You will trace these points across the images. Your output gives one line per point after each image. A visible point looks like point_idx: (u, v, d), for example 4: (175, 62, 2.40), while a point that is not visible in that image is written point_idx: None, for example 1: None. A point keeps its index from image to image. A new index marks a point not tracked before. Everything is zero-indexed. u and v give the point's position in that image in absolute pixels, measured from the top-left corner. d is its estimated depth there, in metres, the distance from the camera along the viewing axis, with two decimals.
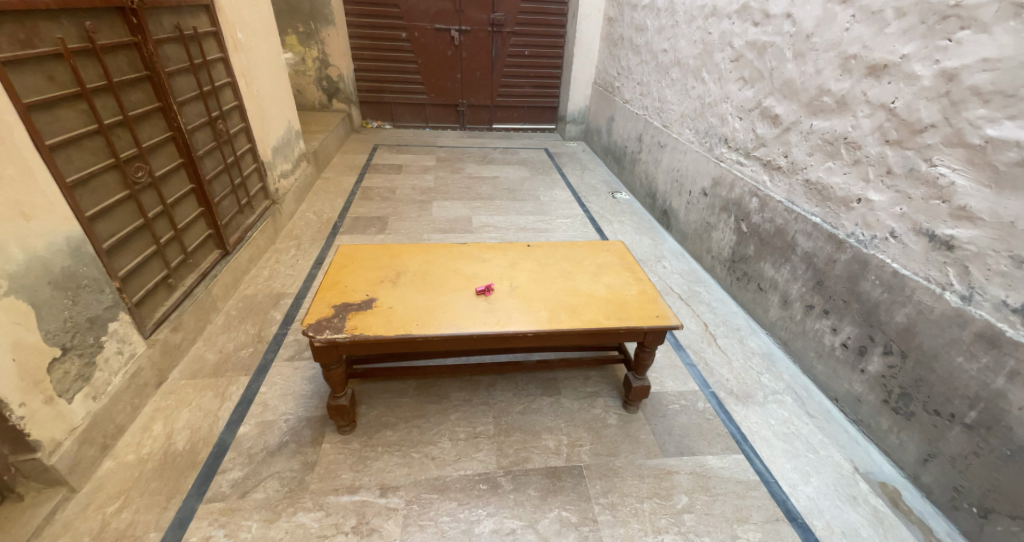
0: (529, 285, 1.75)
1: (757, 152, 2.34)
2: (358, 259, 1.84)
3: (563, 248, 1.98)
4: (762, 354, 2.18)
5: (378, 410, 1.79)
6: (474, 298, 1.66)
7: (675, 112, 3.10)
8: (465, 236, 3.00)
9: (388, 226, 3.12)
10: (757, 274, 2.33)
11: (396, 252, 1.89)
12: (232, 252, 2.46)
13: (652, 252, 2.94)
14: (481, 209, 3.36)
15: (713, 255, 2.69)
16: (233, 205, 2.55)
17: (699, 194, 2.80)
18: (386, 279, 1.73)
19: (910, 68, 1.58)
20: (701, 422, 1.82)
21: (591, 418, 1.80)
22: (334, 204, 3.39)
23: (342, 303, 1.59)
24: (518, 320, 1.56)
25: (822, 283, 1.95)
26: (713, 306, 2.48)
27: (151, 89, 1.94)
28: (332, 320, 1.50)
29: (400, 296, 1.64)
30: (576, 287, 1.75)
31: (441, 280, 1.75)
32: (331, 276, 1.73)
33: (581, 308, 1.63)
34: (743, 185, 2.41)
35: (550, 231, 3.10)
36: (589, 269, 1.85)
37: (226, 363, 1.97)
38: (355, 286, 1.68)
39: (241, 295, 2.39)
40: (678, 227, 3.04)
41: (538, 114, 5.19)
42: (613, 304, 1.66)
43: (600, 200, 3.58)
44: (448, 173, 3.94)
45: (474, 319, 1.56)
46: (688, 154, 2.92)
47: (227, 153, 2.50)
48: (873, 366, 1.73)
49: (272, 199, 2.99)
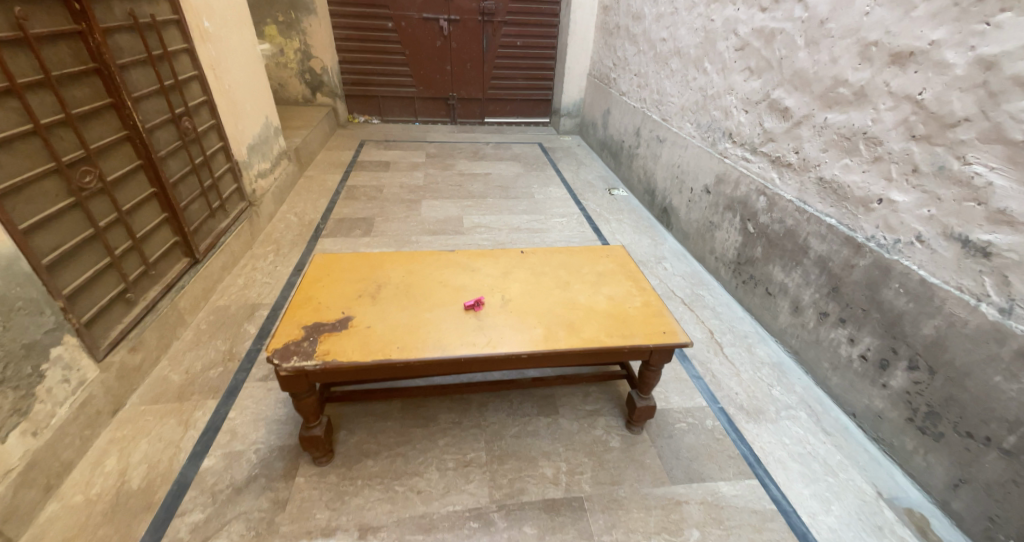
0: (523, 298, 1.59)
1: (764, 147, 2.19)
2: (335, 271, 1.68)
3: (559, 254, 1.83)
4: (772, 364, 2.04)
5: (360, 436, 1.64)
6: (462, 314, 1.50)
7: (675, 105, 2.93)
8: (456, 238, 2.83)
9: (374, 228, 2.94)
10: (765, 278, 2.19)
11: (377, 261, 1.73)
12: (202, 259, 2.28)
13: (652, 253, 2.78)
14: (473, 209, 3.19)
15: (716, 257, 2.55)
16: (203, 208, 2.37)
17: (701, 192, 2.65)
18: (365, 294, 1.57)
19: (940, 56, 1.43)
20: (710, 443, 1.68)
21: (591, 441, 1.66)
22: (317, 204, 3.20)
23: (314, 323, 1.43)
24: (510, 341, 1.41)
25: (838, 290, 1.80)
26: (718, 311, 2.34)
27: (100, 83, 1.75)
28: (302, 345, 1.34)
29: (379, 314, 1.48)
30: (574, 299, 1.60)
31: (425, 293, 1.59)
32: (303, 291, 1.56)
33: (580, 324, 1.48)
34: (750, 183, 2.26)
35: (545, 231, 2.94)
36: (588, 279, 1.70)
37: (192, 385, 1.81)
38: (329, 303, 1.51)
39: (213, 307, 2.22)
40: (679, 226, 2.88)
41: (531, 108, 5.01)
42: (615, 319, 1.51)
43: (597, 197, 3.42)
44: (438, 170, 3.76)
45: (463, 340, 1.40)
46: (689, 150, 2.76)
47: (195, 153, 2.31)
48: (897, 381, 1.59)
49: (247, 200, 2.80)
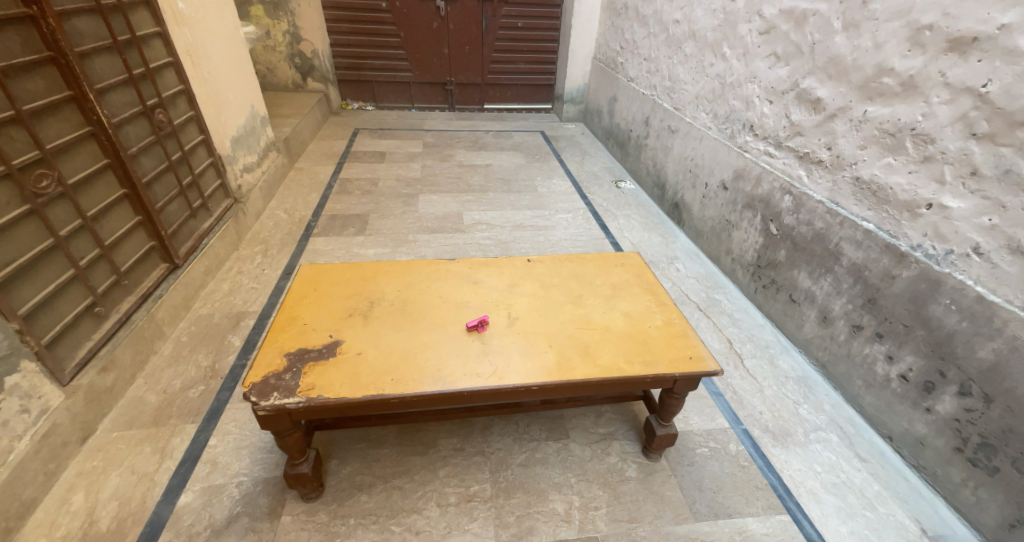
0: (532, 316, 1.43)
1: (791, 142, 1.99)
2: (322, 285, 1.51)
3: (569, 263, 1.66)
4: (797, 378, 1.89)
5: (353, 467, 1.50)
6: (463, 336, 1.34)
7: (688, 93, 2.73)
8: (455, 237, 2.65)
9: (368, 225, 2.76)
10: (789, 284, 2.02)
11: (368, 274, 1.57)
12: (182, 264, 2.11)
13: (664, 252, 2.58)
14: (473, 204, 3.00)
15: (733, 257, 2.36)
16: (183, 208, 2.19)
17: (716, 187, 2.45)
18: (355, 313, 1.41)
19: (1011, 42, 1.26)
20: (735, 472, 1.55)
21: (605, 471, 1.53)
22: (308, 199, 3.01)
23: (299, 349, 1.27)
24: (518, 369, 1.25)
25: (876, 302, 1.64)
26: (736, 318, 2.17)
27: (57, 74, 1.56)
28: (283, 379, 1.17)
29: (372, 338, 1.32)
30: (588, 316, 1.44)
31: (422, 311, 1.43)
32: (286, 311, 1.40)
33: (597, 349, 1.32)
34: (773, 180, 2.07)
35: (551, 228, 2.76)
36: (602, 293, 1.53)
37: (170, 407, 1.66)
38: (316, 325, 1.35)
39: (195, 316, 2.06)
40: (692, 223, 2.67)
41: (532, 93, 4.78)
42: (635, 341, 1.35)
43: (603, 190, 3.21)
44: (436, 161, 3.56)
45: (465, 369, 1.24)
46: (704, 142, 2.56)
47: (172, 148, 2.12)
48: (943, 406, 1.45)
49: (233, 196, 2.61)
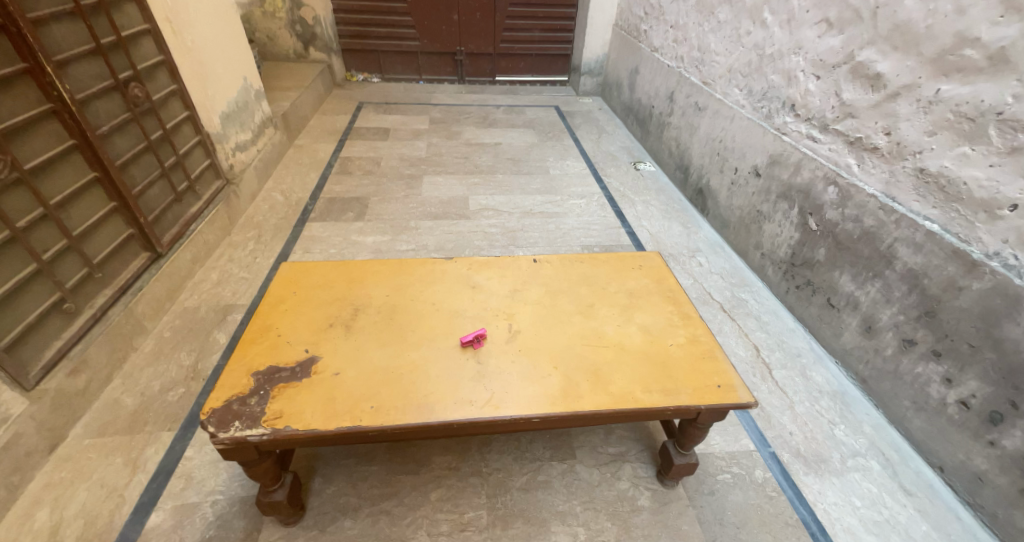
0: (537, 330, 1.25)
1: (839, 124, 1.72)
2: (302, 289, 1.35)
3: (580, 266, 1.46)
4: (833, 394, 1.69)
5: (337, 486, 1.37)
6: (456, 354, 1.17)
7: (720, 65, 2.44)
8: (459, 224, 2.46)
9: (368, 209, 2.58)
10: (828, 286, 1.79)
11: (354, 275, 1.40)
12: (165, 253, 1.97)
13: (685, 244, 2.35)
14: (480, 187, 2.80)
15: (762, 252, 2.12)
16: (167, 192, 2.03)
17: (746, 173, 2.19)
18: (336, 323, 1.24)
19: None
20: (762, 504, 1.38)
21: (614, 499, 1.37)
22: (306, 180, 2.84)
23: (268, 368, 1.11)
24: (517, 397, 1.08)
25: (936, 316, 1.43)
26: (764, 321, 1.95)
27: (7, 44, 1.37)
28: (247, 405, 1.02)
29: (352, 354, 1.16)
30: (600, 331, 1.25)
31: (410, 322, 1.26)
32: (258, 319, 1.24)
33: (610, 373, 1.14)
34: (816, 168, 1.80)
35: (562, 215, 2.54)
36: (617, 302, 1.34)
37: (147, 411, 1.54)
38: (291, 337, 1.19)
39: (180, 309, 1.92)
40: (717, 212, 2.42)
41: (548, 64, 4.48)
42: (654, 364, 1.16)
43: (621, 173, 2.96)
44: (443, 140, 3.34)
45: (455, 396, 1.08)
46: (735, 121, 2.28)
47: (151, 126, 1.94)
48: (1012, 442, 1.26)
49: (225, 177, 2.44)
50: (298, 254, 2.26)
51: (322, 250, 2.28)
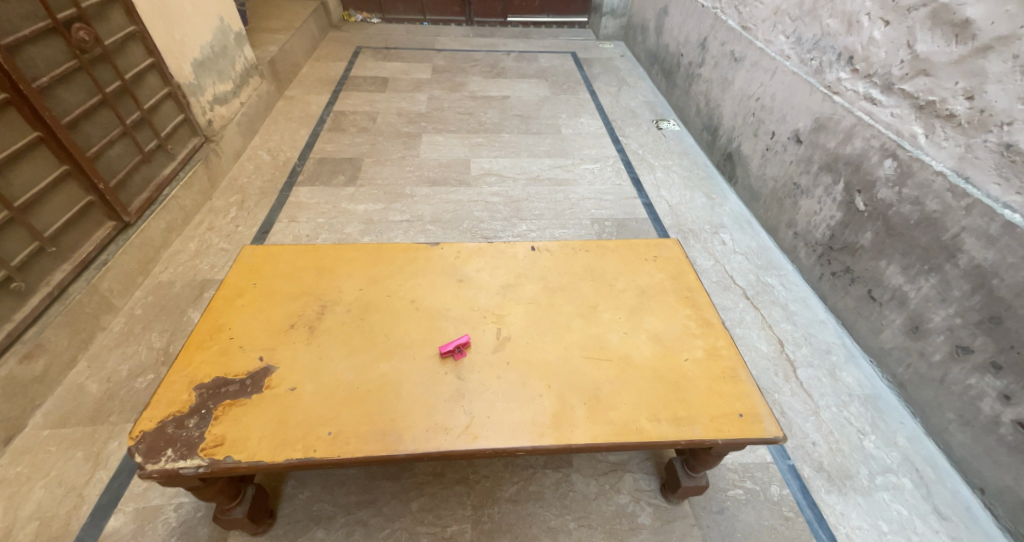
0: (528, 337, 1.07)
1: (908, 83, 1.42)
2: (265, 280, 1.19)
3: (585, 257, 1.26)
4: (865, 398, 1.49)
5: (312, 491, 1.27)
6: (432, 366, 1.01)
7: (765, 6, 2.07)
8: (459, 191, 2.24)
9: (361, 172, 2.36)
10: (869, 277, 1.55)
11: (323, 264, 1.23)
12: (135, 221, 1.82)
13: (706, 218, 2.10)
14: (484, 148, 2.54)
15: (795, 232, 1.86)
16: (132, 152, 1.84)
17: (784, 138, 1.89)
18: (298, 324, 1.09)
19: None
20: (776, 526, 1.24)
21: (612, 515, 1.25)
22: (296, 136, 2.60)
23: (214, 381, 0.97)
24: (498, 424, 0.92)
25: (1002, 323, 1.20)
26: (791, 311, 1.74)
27: None
28: (184, 428, 0.89)
29: (312, 365, 1.01)
30: (603, 340, 1.07)
31: (382, 325, 1.09)
32: (210, 317, 1.09)
33: (610, 397, 0.97)
34: (870, 136, 1.52)
35: (572, 182, 2.30)
36: (625, 304, 1.15)
37: (112, 400, 1.47)
38: (246, 342, 1.05)
39: (153, 284, 1.80)
40: (746, 181, 2.14)
41: (565, 4, 4.03)
42: (663, 386, 0.98)
43: (641, 132, 2.66)
44: (446, 92, 3.05)
45: (426, 422, 0.92)
46: (775, 76, 1.95)
47: (104, 76, 1.72)
48: None
49: (202, 134, 2.23)
50: (283, 222, 2.08)
51: (309, 218, 2.09)
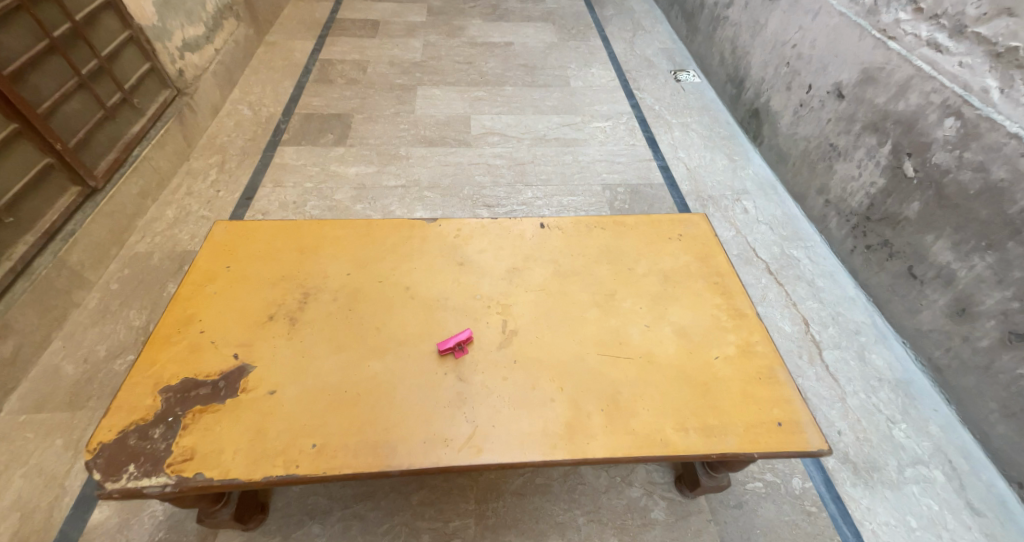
0: (538, 330, 0.95)
1: (984, 26, 1.22)
2: (239, 262, 1.05)
3: (601, 236, 1.12)
4: (895, 382, 1.39)
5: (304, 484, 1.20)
6: (430, 365, 0.90)
7: None
8: (458, 152, 2.06)
9: (351, 130, 2.16)
10: (911, 251, 1.41)
11: (307, 244, 1.09)
12: (103, 186, 1.66)
13: (727, 183, 1.93)
14: (485, 102, 2.33)
15: (826, 199, 1.70)
16: (91, 107, 1.65)
17: (822, 92, 1.69)
18: (278, 315, 0.96)
19: None
20: (798, 522, 1.16)
21: (623, 509, 1.18)
22: (279, 88, 2.38)
23: (182, 384, 0.86)
24: (505, 434, 0.82)
25: None
26: (817, 286, 1.61)
27: None
28: (148, 440, 0.79)
29: (294, 364, 0.89)
30: (622, 335, 0.95)
31: (373, 316, 0.96)
32: (177, 307, 0.97)
33: (631, 401, 0.86)
34: (930, 91, 1.33)
35: (582, 142, 2.11)
36: (646, 291, 1.02)
37: (90, 383, 1.38)
38: (219, 336, 0.93)
39: (129, 256, 1.67)
40: (773, 141, 1.96)
41: None
42: (691, 389, 0.87)
43: (657, 85, 2.43)
44: (443, 38, 2.77)
45: (424, 431, 0.82)
46: (817, 18, 1.72)
47: (51, 16, 1.51)
48: None
49: (173, 85, 2.01)
50: (268, 186, 1.91)
51: (296, 182, 1.92)
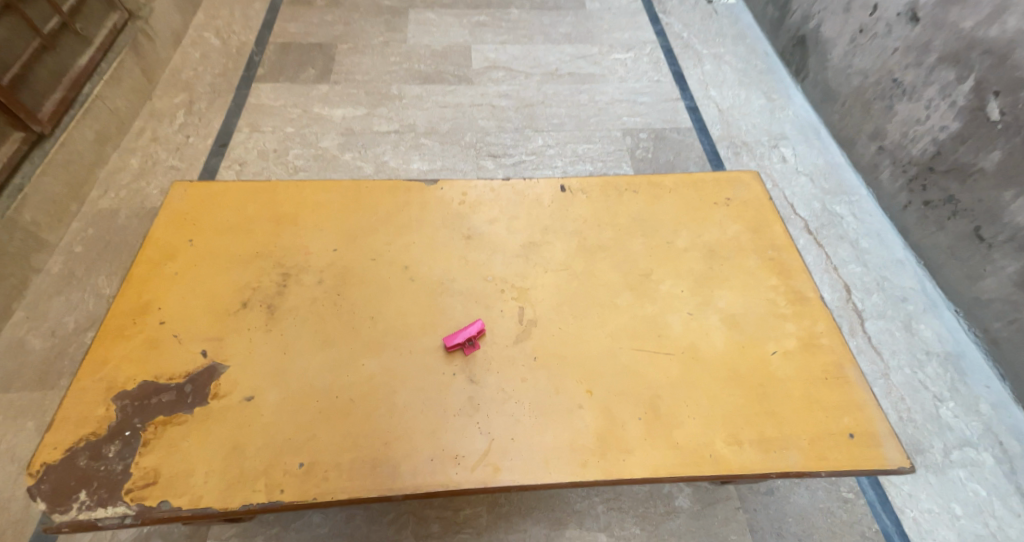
0: (561, 321, 0.80)
1: None
2: (204, 235, 0.88)
3: (634, 202, 0.94)
4: (944, 356, 1.27)
5: None
6: (434, 363, 0.76)
7: None
8: (458, 90, 1.81)
9: (335, 64, 1.89)
10: (982, 209, 1.23)
11: (284, 211, 0.91)
12: (52, 132, 1.44)
13: (764, 125, 1.71)
14: (487, 29, 2.02)
15: (880, 146, 1.49)
16: (21, 35, 1.39)
17: (891, 15, 1.43)
18: (253, 302, 0.81)
19: None
20: (833, 509, 1.09)
21: (645, 497, 1.10)
22: (250, 12, 2.06)
23: (140, 389, 0.72)
24: (527, 449, 0.69)
25: None
26: (863, 246, 1.45)
27: None
28: (102, 460, 0.66)
29: (274, 363, 0.75)
30: (661, 324, 0.80)
31: (367, 303, 0.81)
32: (130, 292, 0.81)
33: (674, 408, 0.72)
34: None
35: (599, 78, 1.85)
36: (688, 270, 0.86)
37: (60, 359, 1.25)
38: (182, 328, 0.78)
39: (92, 214, 1.49)
40: (819, 76, 1.71)
41: None
42: (745, 393, 0.74)
43: (685, 8, 2.11)
44: None
45: (431, 446, 0.69)
46: None
47: None
48: None
49: (123, 7, 1.71)
50: (244, 131, 1.68)
51: (275, 126, 1.69)
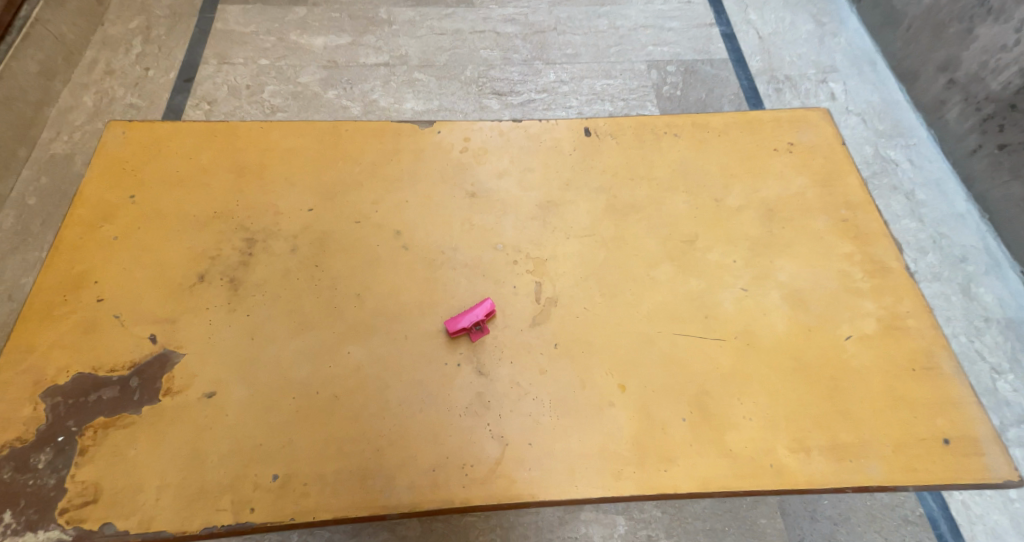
0: (587, 298, 0.65)
1: None
2: (149, 190, 0.72)
3: (674, 148, 0.76)
4: (1005, 322, 1.13)
5: None
6: (434, 352, 0.62)
7: None
8: (457, 14, 1.56)
9: None
10: None
11: (247, 161, 0.74)
12: None
13: (812, 55, 1.48)
14: None
15: (951, 79, 1.28)
16: None
17: None
18: (211, 276, 0.66)
19: None
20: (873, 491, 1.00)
21: None
22: None
23: (75, 384, 0.59)
24: (548, 458, 0.57)
25: None
26: (919, 198, 1.27)
27: None
28: (31, 472, 0.54)
29: (239, 352, 0.62)
30: (710, 302, 0.65)
31: (351, 277, 0.67)
32: (59, 262, 0.66)
33: (726, 407, 0.59)
34: None
35: None
36: (742, 234, 0.70)
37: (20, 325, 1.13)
38: (125, 308, 0.64)
39: (44, 160, 1.31)
40: None
41: None
42: (814, 387, 0.60)
43: None
44: None
45: (432, 454, 0.57)
46: None
47: None
48: None
49: None
50: (211, 63, 1.46)
51: (246, 58, 1.47)
